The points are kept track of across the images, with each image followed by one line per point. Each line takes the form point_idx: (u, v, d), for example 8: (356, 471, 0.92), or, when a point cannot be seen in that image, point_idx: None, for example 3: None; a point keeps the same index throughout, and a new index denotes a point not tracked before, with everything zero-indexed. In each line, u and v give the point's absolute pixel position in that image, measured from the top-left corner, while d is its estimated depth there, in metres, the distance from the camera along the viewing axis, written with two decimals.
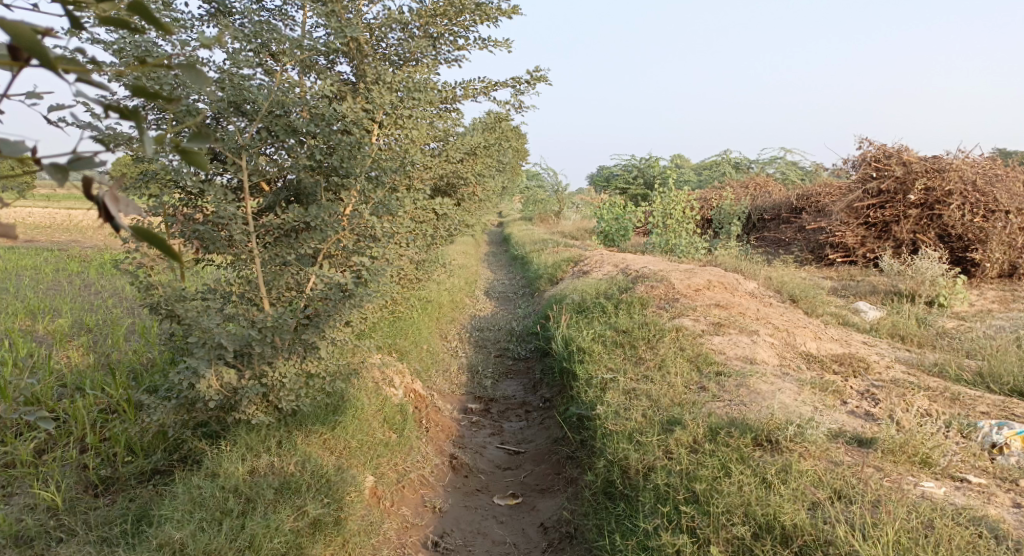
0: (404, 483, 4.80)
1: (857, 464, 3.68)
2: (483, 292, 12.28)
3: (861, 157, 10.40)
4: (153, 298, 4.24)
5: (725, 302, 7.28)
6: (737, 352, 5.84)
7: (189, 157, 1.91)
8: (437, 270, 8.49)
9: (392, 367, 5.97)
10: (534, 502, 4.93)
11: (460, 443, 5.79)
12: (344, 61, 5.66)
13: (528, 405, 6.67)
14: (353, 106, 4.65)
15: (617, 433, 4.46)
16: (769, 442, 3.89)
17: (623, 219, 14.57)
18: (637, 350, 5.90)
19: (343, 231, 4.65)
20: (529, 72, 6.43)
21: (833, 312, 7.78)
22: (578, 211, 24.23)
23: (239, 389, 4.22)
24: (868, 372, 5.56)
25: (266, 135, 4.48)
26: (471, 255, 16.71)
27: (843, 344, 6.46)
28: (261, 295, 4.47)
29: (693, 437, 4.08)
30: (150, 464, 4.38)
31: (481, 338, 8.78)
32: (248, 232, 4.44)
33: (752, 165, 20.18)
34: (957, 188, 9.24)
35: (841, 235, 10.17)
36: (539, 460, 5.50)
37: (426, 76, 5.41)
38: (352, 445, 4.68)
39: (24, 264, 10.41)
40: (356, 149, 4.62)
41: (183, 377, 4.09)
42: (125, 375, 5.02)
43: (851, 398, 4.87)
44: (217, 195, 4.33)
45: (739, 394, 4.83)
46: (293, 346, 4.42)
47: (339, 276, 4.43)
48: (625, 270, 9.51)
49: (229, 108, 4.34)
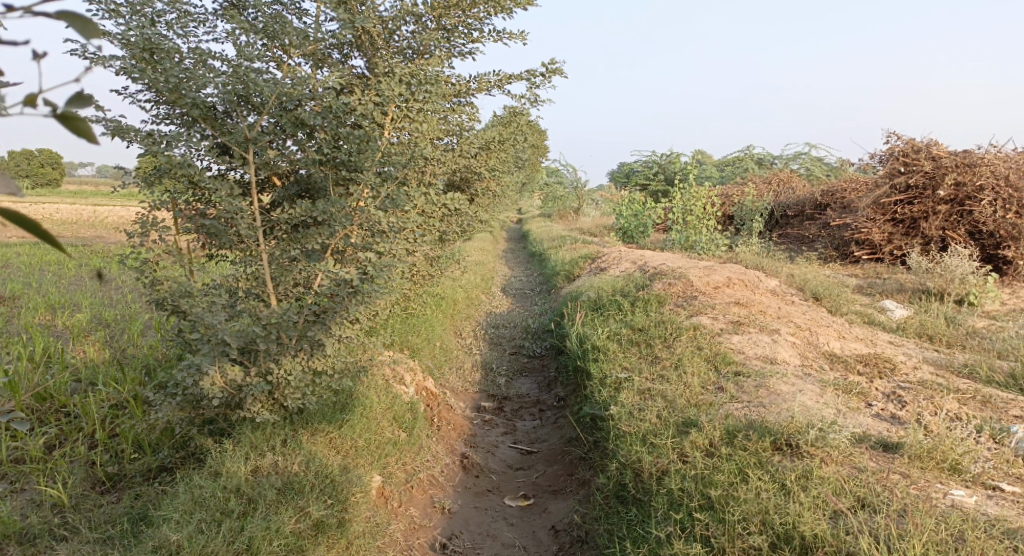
0: (413, 483, 4.71)
1: (882, 470, 3.52)
2: (501, 289, 12.17)
3: (888, 152, 10.17)
4: (159, 294, 4.17)
5: (746, 300, 7.11)
6: (757, 351, 5.68)
7: (73, 125, 1.76)
8: (452, 267, 8.38)
9: (403, 365, 5.87)
10: (545, 504, 4.82)
11: (472, 442, 5.68)
12: (357, 54, 5.57)
13: (541, 404, 6.55)
14: (363, 99, 4.57)
15: (631, 435, 4.34)
16: (788, 446, 3.73)
17: (642, 216, 14.41)
18: (653, 349, 5.77)
19: (353, 225, 4.51)
20: (545, 64, 6.31)
21: (858, 311, 7.58)
22: (598, 207, 24.02)
23: (244, 386, 4.15)
24: (894, 373, 5.39)
25: (276, 128, 4.38)
26: (489, 252, 16.61)
27: (869, 344, 6.27)
28: (267, 291, 4.39)
29: (709, 439, 3.93)
30: (157, 461, 4.31)
31: (497, 335, 8.67)
32: (256, 228, 4.33)
33: (776, 161, 19.87)
34: (988, 183, 9.03)
35: (866, 231, 9.94)
36: (552, 460, 5.38)
37: (439, 69, 5.30)
38: (359, 444, 4.58)
39: (47, 260, 10.44)
40: (367, 143, 4.55)
41: (187, 374, 4.02)
42: (137, 370, 4.96)
43: (876, 401, 4.71)
44: (223, 189, 4.24)
45: (758, 395, 4.69)
46: (300, 343, 4.32)
47: (346, 272, 4.32)
48: (644, 267, 9.35)
49: (239, 101, 4.26)
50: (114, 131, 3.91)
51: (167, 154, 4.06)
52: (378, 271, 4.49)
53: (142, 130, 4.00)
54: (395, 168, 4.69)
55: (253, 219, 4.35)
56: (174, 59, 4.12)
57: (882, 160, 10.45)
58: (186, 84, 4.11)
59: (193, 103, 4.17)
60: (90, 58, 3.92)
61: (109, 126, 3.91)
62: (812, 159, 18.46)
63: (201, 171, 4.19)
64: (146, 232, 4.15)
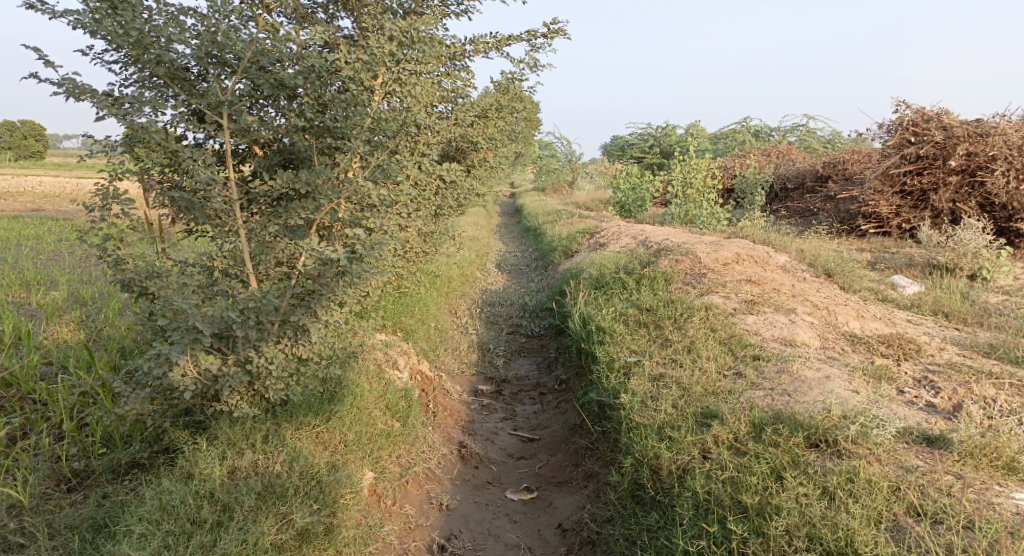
0: (407, 478, 4.35)
1: (933, 470, 3.18)
2: (496, 266, 11.77)
3: (896, 122, 9.76)
4: (123, 274, 3.71)
5: (758, 277, 6.72)
6: (774, 333, 5.31)
7: None
8: (447, 243, 7.98)
9: (396, 348, 5.49)
10: (550, 498, 4.47)
11: (470, 430, 5.32)
12: (345, 15, 5.18)
13: (542, 387, 6.19)
14: (349, 59, 4.16)
15: (645, 427, 3.99)
16: (824, 442, 3.40)
17: (640, 189, 13.99)
18: (664, 331, 5.39)
19: (340, 198, 4.06)
20: (545, 24, 5.86)
21: (870, 288, 7.21)
22: (592, 180, 23.57)
23: (220, 377, 3.74)
24: (920, 356, 5.05)
25: (252, 90, 3.93)
26: (483, 227, 16.16)
27: (888, 323, 5.91)
28: (246, 270, 3.96)
29: (734, 434, 3.61)
30: (129, 456, 3.89)
31: (493, 313, 8.29)
32: (232, 202, 3.90)
33: (772, 133, 19.44)
34: (1001, 153, 8.64)
35: (873, 204, 9.55)
36: (555, 449, 5.02)
37: (431, 28, 4.86)
38: (349, 438, 4.18)
39: (26, 234, 9.94)
40: (354, 106, 4.11)
41: (154, 364, 3.61)
42: (112, 354, 4.54)
43: (908, 386, 4.35)
44: (195, 157, 3.80)
45: (782, 382, 4.33)
46: (283, 328, 3.89)
47: (333, 251, 3.88)
48: (645, 242, 8.95)
49: (210, 59, 3.83)
50: (69, 91, 3.47)
51: (129, 118, 3.61)
52: (369, 249, 3.96)
53: (103, 91, 3.56)
54: (387, 135, 4.25)
55: (229, 191, 3.92)
56: (140, 13, 3.68)
57: (889, 131, 10.02)
58: (153, 41, 3.67)
59: (159, 61, 3.72)
60: (44, 11, 3.46)
61: (64, 86, 3.47)
62: (810, 130, 18.05)
63: (171, 138, 3.74)
64: (107, 206, 3.69)
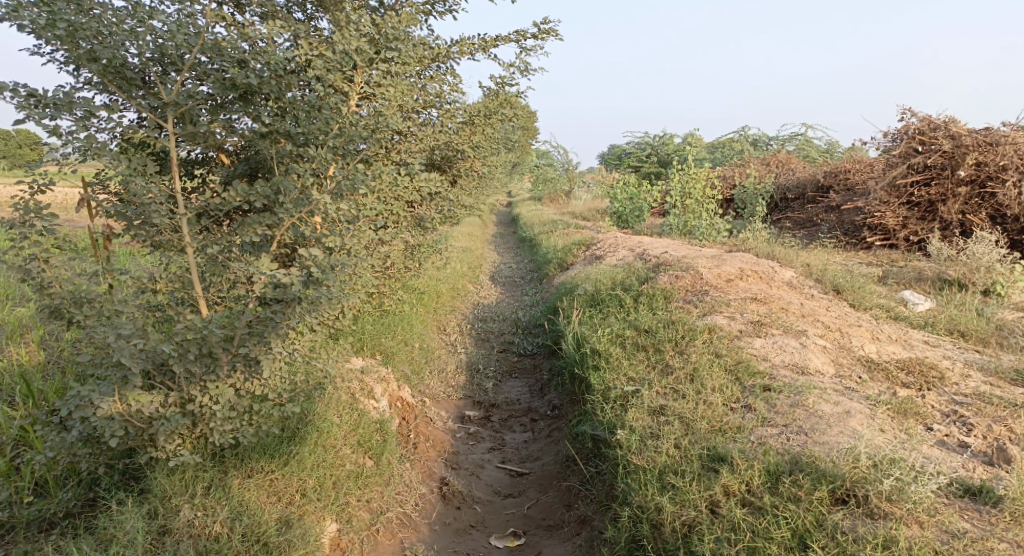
0: (378, 527, 3.90)
1: (984, 536, 2.84)
2: (489, 278, 11.29)
3: (902, 130, 9.29)
4: (49, 299, 3.23)
5: (764, 295, 6.26)
6: (784, 359, 4.86)
7: None
8: (434, 256, 7.52)
9: (374, 374, 5.03)
10: (539, 546, 4.00)
11: (454, 463, 4.84)
12: (322, 15, 4.74)
13: (534, 413, 5.72)
14: (316, 56, 3.70)
15: (644, 471, 3.55)
16: (854, 498, 3.03)
17: (638, 199, 13.53)
18: (664, 355, 4.93)
19: (304, 213, 3.61)
20: (535, 23, 5.44)
21: (881, 304, 6.73)
22: (589, 190, 23.12)
23: (154, 419, 3.28)
24: (944, 384, 4.59)
25: (203, 92, 3.46)
26: (477, 237, 15.66)
27: (906, 346, 5.42)
28: (194, 293, 3.50)
29: (746, 484, 3.23)
30: (59, 505, 3.39)
31: (484, 330, 7.82)
32: (175, 217, 3.44)
33: (771, 143, 18.96)
34: (1013, 163, 8.21)
35: (879, 215, 9.07)
36: (546, 486, 4.56)
37: (409, 25, 4.41)
38: (310, 485, 3.73)
39: None
40: (319, 110, 3.65)
41: (79, 405, 3.15)
42: (55, 382, 4.04)
43: (936, 422, 3.92)
44: (134, 165, 3.32)
45: (796, 418, 3.87)
46: (233, 360, 3.42)
47: (295, 273, 3.43)
48: (643, 256, 8.47)
49: (159, 59, 3.38)
50: None
51: (55, 120, 3.12)
52: (326, 272, 3.41)
53: (28, 89, 3.08)
54: (358, 143, 3.80)
55: (175, 204, 3.45)
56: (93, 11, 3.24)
57: (894, 139, 9.54)
58: (94, 36, 3.21)
59: (97, 58, 3.25)
60: None
61: None
62: (808, 140, 17.58)
63: (106, 143, 3.24)
64: (28, 220, 3.19)
